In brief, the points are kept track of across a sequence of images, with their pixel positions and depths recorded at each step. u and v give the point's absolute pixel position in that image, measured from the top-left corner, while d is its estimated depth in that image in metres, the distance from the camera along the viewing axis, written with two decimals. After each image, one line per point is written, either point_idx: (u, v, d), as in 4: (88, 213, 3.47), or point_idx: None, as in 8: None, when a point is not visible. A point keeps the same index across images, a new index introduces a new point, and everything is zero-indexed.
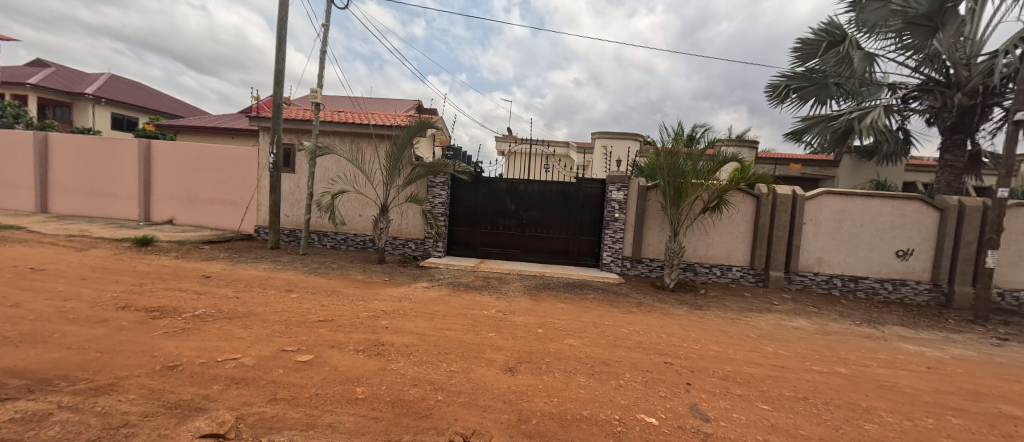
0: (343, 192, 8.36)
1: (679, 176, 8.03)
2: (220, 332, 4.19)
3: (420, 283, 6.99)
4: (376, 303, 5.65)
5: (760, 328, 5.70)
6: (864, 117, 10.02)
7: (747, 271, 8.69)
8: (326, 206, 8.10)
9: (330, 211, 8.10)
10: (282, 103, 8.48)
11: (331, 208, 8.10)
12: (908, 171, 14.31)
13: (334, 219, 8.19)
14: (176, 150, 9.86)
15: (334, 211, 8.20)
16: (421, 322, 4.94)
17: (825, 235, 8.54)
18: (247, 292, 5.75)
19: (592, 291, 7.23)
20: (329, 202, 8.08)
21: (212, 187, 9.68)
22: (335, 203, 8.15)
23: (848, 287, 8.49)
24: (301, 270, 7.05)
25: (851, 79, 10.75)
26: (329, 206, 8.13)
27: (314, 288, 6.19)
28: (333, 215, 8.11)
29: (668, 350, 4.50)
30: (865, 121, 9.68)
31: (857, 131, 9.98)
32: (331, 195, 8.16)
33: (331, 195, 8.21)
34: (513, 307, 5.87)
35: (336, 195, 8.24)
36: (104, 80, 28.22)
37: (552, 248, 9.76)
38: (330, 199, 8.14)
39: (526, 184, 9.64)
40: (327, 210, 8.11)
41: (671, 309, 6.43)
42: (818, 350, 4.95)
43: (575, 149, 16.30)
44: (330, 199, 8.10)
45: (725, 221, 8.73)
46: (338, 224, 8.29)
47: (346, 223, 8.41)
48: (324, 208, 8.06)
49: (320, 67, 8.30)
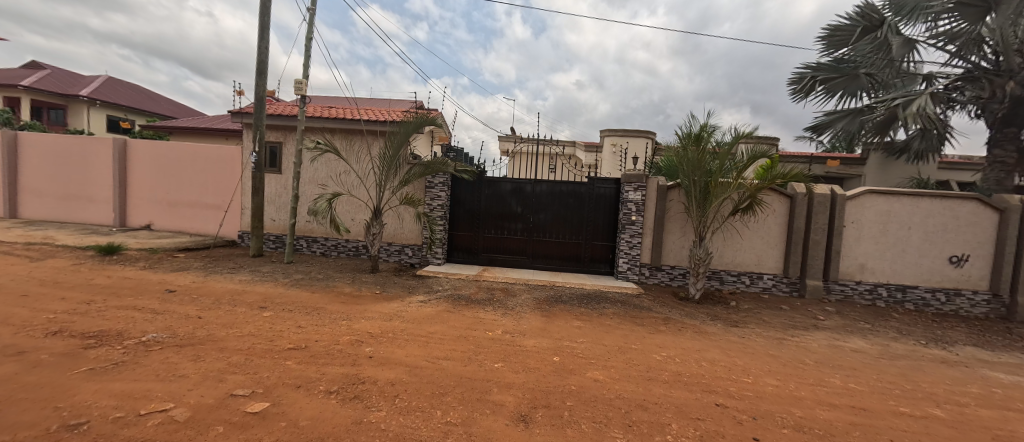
0: (339, 194, 7.56)
1: (706, 175, 7.20)
2: (161, 368, 3.35)
3: (417, 296, 6.16)
4: (361, 323, 4.80)
5: (815, 352, 4.82)
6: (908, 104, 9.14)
7: (781, 280, 7.82)
8: (323, 210, 7.31)
9: (329, 216, 7.32)
10: (264, 96, 7.70)
11: (330, 211, 7.32)
12: (942, 168, 13.32)
13: (332, 224, 7.41)
14: (154, 150, 9.10)
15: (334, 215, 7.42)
16: (413, 349, 4.09)
17: (869, 239, 7.67)
18: (212, 310, 4.92)
19: (611, 305, 6.35)
20: (326, 206, 7.30)
21: (193, 190, 8.91)
22: (334, 206, 7.37)
23: (895, 298, 7.62)
24: (282, 282, 6.22)
25: (885, 69, 9.84)
26: (327, 209, 7.35)
27: (292, 305, 5.34)
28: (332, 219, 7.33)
29: (717, 387, 3.64)
30: (911, 109, 8.81)
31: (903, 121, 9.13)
32: (327, 197, 7.37)
33: (326, 198, 7.44)
34: (522, 328, 5.01)
35: (333, 197, 7.47)
36: (101, 82, 27.66)
37: (561, 254, 8.92)
38: (327, 202, 7.35)
39: (532, 185, 8.83)
40: (322, 214, 7.32)
41: (705, 327, 5.55)
42: (896, 383, 4.06)
43: (582, 148, 15.48)
44: (327, 202, 7.31)
45: (756, 224, 7.86)
46: (339, 230, 7.51)
47: (348, 228, 7.64)
48: (320, 212, 7.27)
49: (306, 56, 7.49)
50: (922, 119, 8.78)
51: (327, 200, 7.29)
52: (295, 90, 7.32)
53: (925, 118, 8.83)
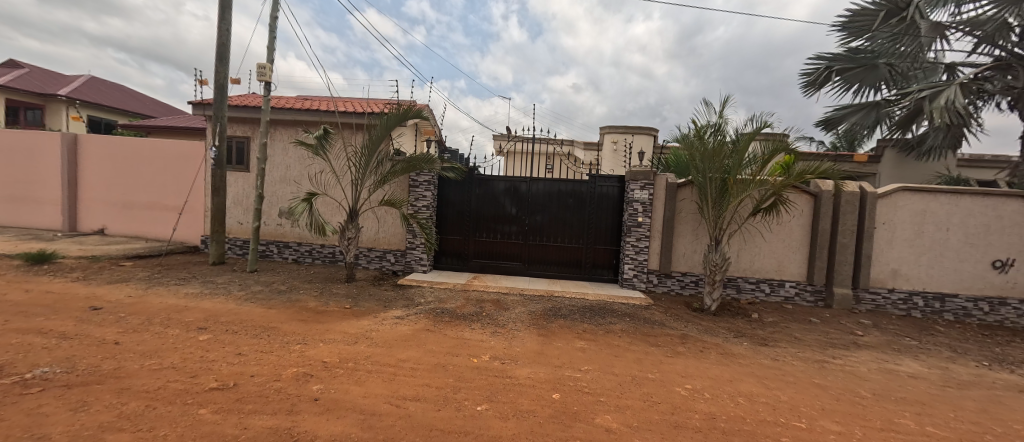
0: (320, 194, 6.66)
1: (723, 172, 6.36)
2: (20, 424, 2.46)
3: (393, 311, 5.29)
4: (319, 348, 3.94)
5: (869, 380, 4.00)
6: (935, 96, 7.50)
7: (805, 288, 7.01)
8: (306, 213, 6.38)
9: (311, 218, 6.38)
10: (227, 84, 6.87)
11: (311, 213, 6.39)
12: (961, 166, 12.59)
13: (315, 228, 6.46)
14: (108, 146, 8.22)
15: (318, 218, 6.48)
16: (376, 385, 3.23)
17: (903, 242, 6.89)
18: (137, 334, 4.03)
19: (618, 319, 5.49)
20: (306, 208, 6.35)
21: (152, 191, 8.03)
22: (314, 208, 6.44)
23: (933, 308, 6.83)
24: (236, 295, 5.33)
25: (908, 58, 9.17)
26: (308, 211, 6.42)
27: (240, 324, 4.46)
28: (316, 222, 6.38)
29: (767, 437, 2.79)
30: (938, 102, 7.17)
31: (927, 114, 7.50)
32: (306, 198, 6.44)
33: (304, 198, 6.52)
34: (514, 351, 4.16)
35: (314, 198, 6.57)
36: (83, 82, 26.59)
37: (560, 260, 8.09)
38: (308, 205, 6.41)
39: (528, 183, 8.02)
40: (302, 217, 6.36)
41: (730, 347, 4.71)
42: (984, 425, 3.22)
43: (581, 146, 14.76)
44: (307, 203, 6.38)
45: (777, 225, 7.06)
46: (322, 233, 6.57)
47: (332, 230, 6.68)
48: (299, 215, 6.30)
49: (271, 37, 6.63)
50: (950, 114, 7.14)
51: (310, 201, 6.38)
52: (257, 75, 6.45)
53: (956, 111, 6.99)
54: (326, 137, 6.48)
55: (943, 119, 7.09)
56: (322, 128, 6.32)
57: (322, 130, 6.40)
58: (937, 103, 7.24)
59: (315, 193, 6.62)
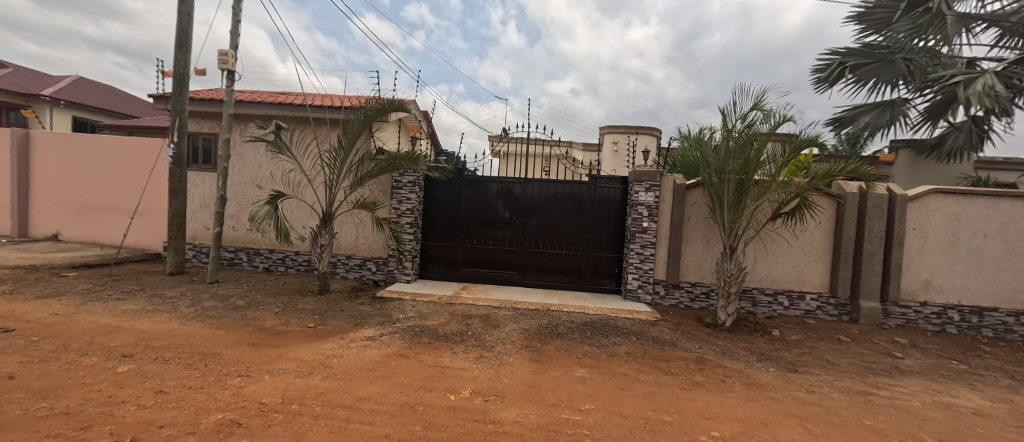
0: (287, 196, 5.74)
1: (739, 172, 5.67)
2: None
3: (365, 331, 4.57)
4: (263, 382, 3.23)
5: (928, 420, 3.31)
6: (971, 82, 6.78)
7: (827, 301, 6.35)
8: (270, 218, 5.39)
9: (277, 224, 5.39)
10: (188, 74, 6.24)
11: (276, 216, 5.40)
12: (979, 167, 12.01)
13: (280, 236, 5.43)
14: (63, 144, 7.52)
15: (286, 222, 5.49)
16: (320, 437, 2.51)
17: (935, 249, 6.25)
18: (41, 366, 3.28)
19: (624, 339, 4.78)
20: (271, 210, 5.37)
21: (109, 193, 7.32)
22: (281, 210, 5.49)
23: (969, 323, 6.19)
24: (183, 312, 4.61)
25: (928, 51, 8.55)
26: (273, 215, 5.44)
27: (176, 350, 3.73)
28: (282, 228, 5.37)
29: None
30: (975, 86, 6.46)
31: (962, 102, 6.79)
32: (269, 199, 5.49)
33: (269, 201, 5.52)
34: (503, 385, 3.45)
35: (279, 199, 5.63)
36: (69, 82, 25.66)
37: (557, 268, 7.40)
38: (273, 207, 5.45)
39: (522, 185, 7.36)
40: (265, 223, 5.34)
41: (755, 375, 4.01)
42: None
43: (579, 147, 14.21)
44: (272, 205, 5.42)
45: (796, 232, 6.39)
46: (288, 242, 5.54)
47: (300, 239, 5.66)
48: (262, 219, 5.29)
49: (235, 21, 5.96)
50: (991, 100, 6.40)
51: (276, 202, 5.44)
52: (218, 63, 5.76)
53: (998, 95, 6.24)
54: (282, 130, 5.69)
55: (982, 105, 6.38)
56: (274, 119, 5.51)
57: (273, 124, 5.60)
58: (974, 89, 6.54)
59: (280, 193, 5.67)
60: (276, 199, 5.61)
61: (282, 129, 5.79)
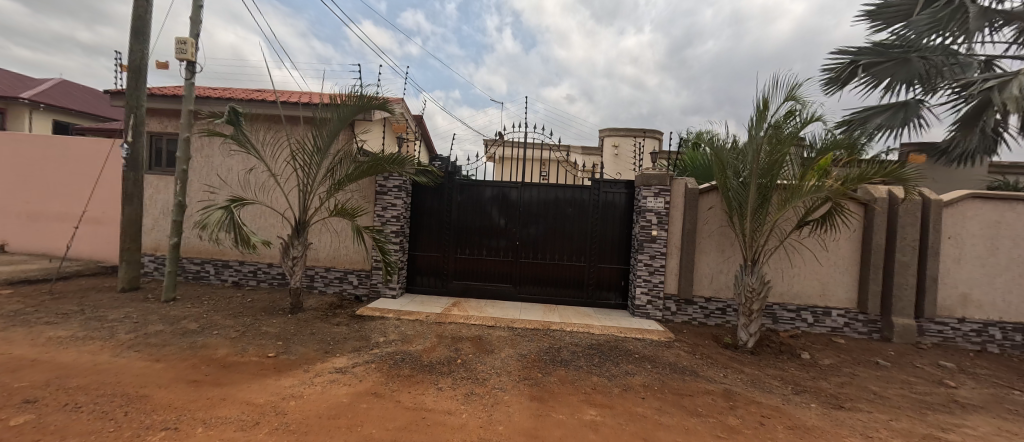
0: (246, 201, 4.97)
1: (763, 174, 5.05)
2: None
3: (335, 360, 3.90)
4: (192, 437, 2.54)
5: None
6: (1005, 86, 6.25)
7: (855, 317, 5.77)
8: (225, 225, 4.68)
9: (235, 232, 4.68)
10: (144, 67, 5.59)
11: (232, 221, 4.70)
12: (993, 171, 11.57)
13: (241, 243, 4.74)
14: (11, 145, 6.81)
15: (244, 228, 4.78)
16: None
17: (973, 259, 5.69)
18: None
19: (637, 367, 4.14)
20: (225, 219, 4.66)
21: (62, 199, 6.63)
22: (237, 218, 4.76)
23: (1012, 342, 5.62)
24: (121, 339, 3.91)
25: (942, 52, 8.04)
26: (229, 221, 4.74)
27: (95, 391, 3.03)
28: (240, 233, 4.67)
29: None
30: (1011, 91, 5.93)
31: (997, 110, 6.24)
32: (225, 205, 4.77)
33: (224, 206, 4.77)
34: (496, 436, 2.78)
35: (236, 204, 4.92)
36: (51, 84, 24.59)
37: (557, 281, 6.76)
38: (228, 212, 4.74)
39: (519, 189, 6.76)
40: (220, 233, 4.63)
41: (797, 414, 3.38)
42: None
43: (579, 150, 13.69)
44: (226, 212, 4.70)
45: (819, 241, 5.81)
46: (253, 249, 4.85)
47: (266, 243, 4.94)
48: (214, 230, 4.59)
49: (196, 6, 5.33)
50: None
51: (232, 208, 4.74)
52: (175, 52, 5.14)
53: None
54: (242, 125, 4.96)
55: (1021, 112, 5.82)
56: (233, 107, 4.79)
57: (232, 112, 4.87)
58: (1010, 94, 6.00)
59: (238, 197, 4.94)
60: (233, 203, 4.89)
61: (243, 123, 5.07)
